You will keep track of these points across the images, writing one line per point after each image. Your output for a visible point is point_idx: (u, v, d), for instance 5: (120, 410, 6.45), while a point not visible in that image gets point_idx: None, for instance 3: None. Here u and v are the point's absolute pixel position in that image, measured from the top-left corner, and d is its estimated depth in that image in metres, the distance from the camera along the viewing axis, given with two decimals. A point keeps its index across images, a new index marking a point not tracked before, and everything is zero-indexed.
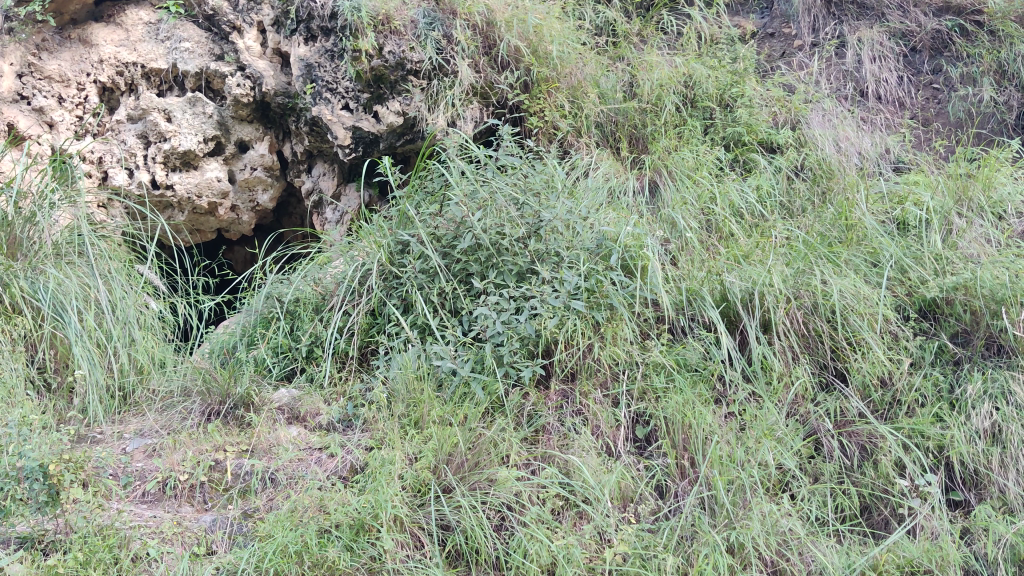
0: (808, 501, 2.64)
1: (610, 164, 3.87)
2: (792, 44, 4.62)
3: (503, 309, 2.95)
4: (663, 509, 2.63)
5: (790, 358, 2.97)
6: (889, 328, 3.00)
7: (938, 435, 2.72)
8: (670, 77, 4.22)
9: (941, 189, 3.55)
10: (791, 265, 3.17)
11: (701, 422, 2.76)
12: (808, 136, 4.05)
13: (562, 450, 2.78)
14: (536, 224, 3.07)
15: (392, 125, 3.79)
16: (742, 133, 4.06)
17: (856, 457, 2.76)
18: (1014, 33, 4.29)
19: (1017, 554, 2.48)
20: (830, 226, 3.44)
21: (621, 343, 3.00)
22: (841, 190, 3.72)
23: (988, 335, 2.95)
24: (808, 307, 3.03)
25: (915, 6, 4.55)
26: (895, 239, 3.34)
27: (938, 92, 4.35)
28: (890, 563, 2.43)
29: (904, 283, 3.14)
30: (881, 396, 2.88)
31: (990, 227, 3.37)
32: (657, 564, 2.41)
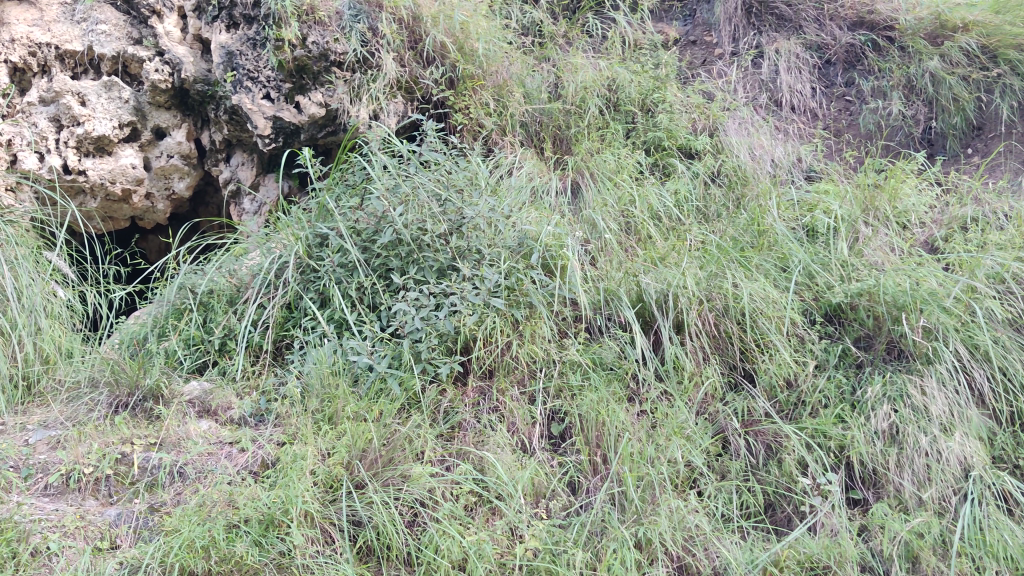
0: (714, 498, 2.71)
1: (533, 163, 3.90)
2: (712, 53, 4.76)
3: (422, 305, 2.94)
4: (575, 505, 2.66)
5: (701, 358, 3.05)
6: (796, 331, 3.09)
7: (840, 436, 2.79)
8: (594, 80, 4.29)
9: (848, 198, 3.65)
10: (704, 268, 3.24)
11: (614, 420, 2.82)
12: (725, 143, 4.14)
13: (477, 446, 2.79)
14: (458, 221, 3.10)
15: (313, 116, 3.75)
16: (662, 137, 4.13)
17: (761, 456, 2.85)
18: (922, 50, 4.41)
19: (910, 551, 2.54)
20: (743, 231, 3.54)
21: (539, 340, 3.02)
22: (755, 197, 3.82)
23: (889, 340, 3.03)
24: (720, 309, 3.10)
25: (831, 20, 4.68)
26: (803, 245, 3.44)
27: (850, 104, 4.49)
28: (790, 559, 2.49)
29: (811, 288, 3.23)
30: (786, 397, 2.97)
31: (894, 236, 3.49)
32: (566, 559, 2.43)
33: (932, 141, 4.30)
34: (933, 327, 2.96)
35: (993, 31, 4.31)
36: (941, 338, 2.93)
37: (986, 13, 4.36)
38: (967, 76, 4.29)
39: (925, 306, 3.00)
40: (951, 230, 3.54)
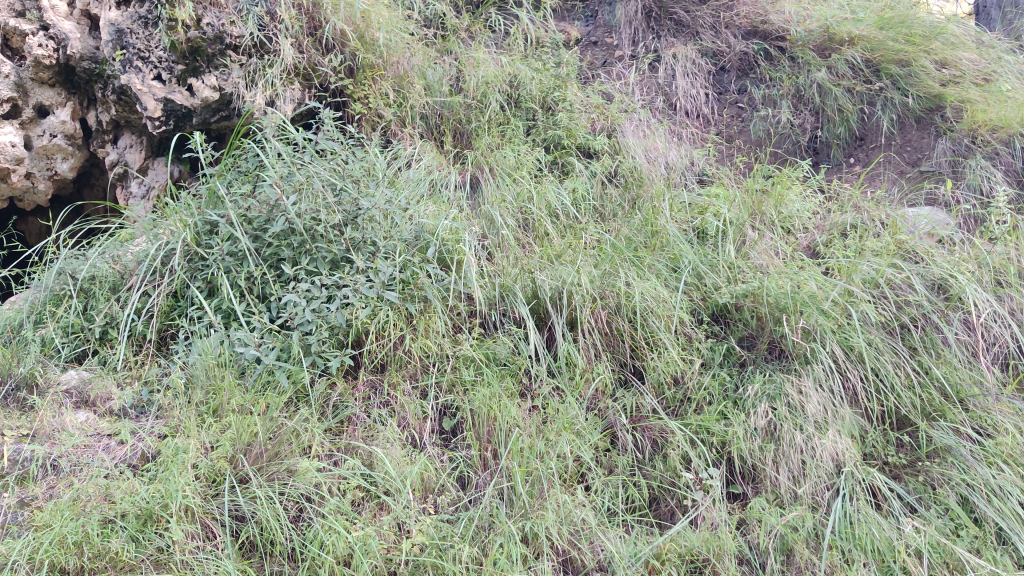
0: (601, 493, 2.75)
1: (432, 156, 3.88)
2: (612, 55, 4.84)
3: (313, 297, 2.89)
4: (463, 500, 2.65)
5: (592, 354, 3.09)
6: (684, 329, 3.16)
7: (722, 432, 2.88)
8: (496, 75, 4.29)
9: (737, 203, 3.76)
10: (599, 266, 3.30)
11: (506, 415, 2.82)
12: (622, 144, 4.21)
13: (366, 441, 2.75)
14: (354, 212, 3.06)
15: (206, 100, 3.64)
16: (562, 136, 4.17)
17: (647, 451, 2.91)
18: (811, 61, 4.57)
19: (785, 544, 2.61)
20: (637, 231, 3.61)
21: (432, 335, 3.00)
22: (649, 198, 3.89)
23: (770, 339, 3.14)
24: (612, 307, 3.15)
25: (726, 28, 4.83)
26: (694, 246, 3.51)
27: (742, 111, 4.62)
28: (671, 552, 2.55)
29: (700, 288, 3.31)
30: (673, 394, 3.04)
31: (778, 241, 3.59)
32: (453, 554, 2.42)
33: (818, 150, 4.45)
34: (812, 329, 3.07)
35: (877, 46, 4.50)
36: (818, 339, 3.04)
37: (871, 27, 4.53)
38: (851, 88, 4.45)
39: (805, 309, 3.11)
40: (832, 236, 3.66)
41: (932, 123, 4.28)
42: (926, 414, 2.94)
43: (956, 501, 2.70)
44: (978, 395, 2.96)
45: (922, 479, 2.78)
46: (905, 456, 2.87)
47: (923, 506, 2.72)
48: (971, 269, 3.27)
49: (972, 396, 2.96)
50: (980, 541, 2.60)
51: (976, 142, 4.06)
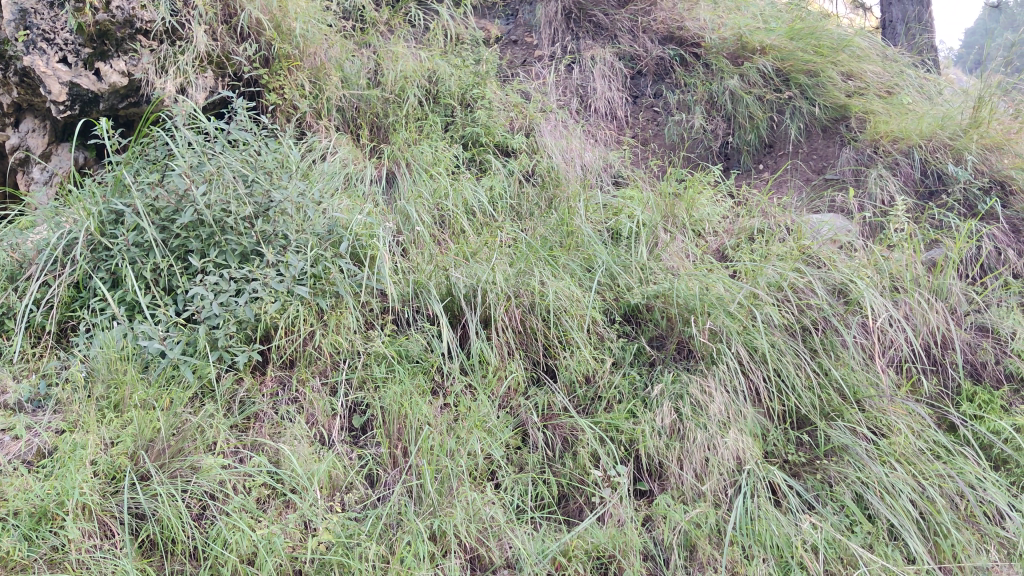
0: (510, 490, 2.76)
1: (348, 150, 3.84)
2: (532, 54, 4.85)
3: (221, 290, 2.83)
4: (371, 497, 2.64)
5: (505, 353, 3.09)
6: (596, 329, 3.20)
7: (630, 430, 2.92)
8: (414, 70, 4.27)
9: (651, 205, 3.83)
10: (514, 264, 3.31)
11: (417, 412, 2.80)
12: (540, 143, 4.23)
13: (273, 438, 2.71)
14: (265, 204, 3.02)
15: (114, 86, 3.52)
16: (479, 133, 4.16)
17: (558, 449, 2.93)
18: (725, 69, 4.67)
19: (688, 540, 2.65)
20: (552, 231, 3.64)
21: (344, 331, 2.97)
22: (565, 198, 3.92)
23: (679, 340, 3.21)
24: (526, 306, 3.17)
25: (643, 32, 4.93)
26: (608, 247, 3.56)
27: (657, 115, 4.71)
28: (578, 549, 2.56)
29: (613, 288, 3.36)
30: (584, 392, 3.07)
31: (689, 243, 3.66)
32: (359, 552, 2.39)
33: (729, 155, 4.56)
34: (718, 330, 3.14)
35: (787, 56, 4.62)
36: (724, 340, 3.11)
37: (781, 38, 4.64)
38: (762, 96, 4.55)
39: (712, 310, 3.18)
40: (739, 239, 3.76)
41: (837, 133, 4.43)
42: (824, 413, 3.03)
43: (852, 498, 2.77)
44: (873, 395, 3.05)
45: (820, 476, 2.86)
46: (804, 454, 2.94)
47: (820, 503, 2.78)
48: (870, 275, 3.39)
49: (868, 396, 3.04)
50: (873, 537, 2.67)
51: (877, 152, 4.17)
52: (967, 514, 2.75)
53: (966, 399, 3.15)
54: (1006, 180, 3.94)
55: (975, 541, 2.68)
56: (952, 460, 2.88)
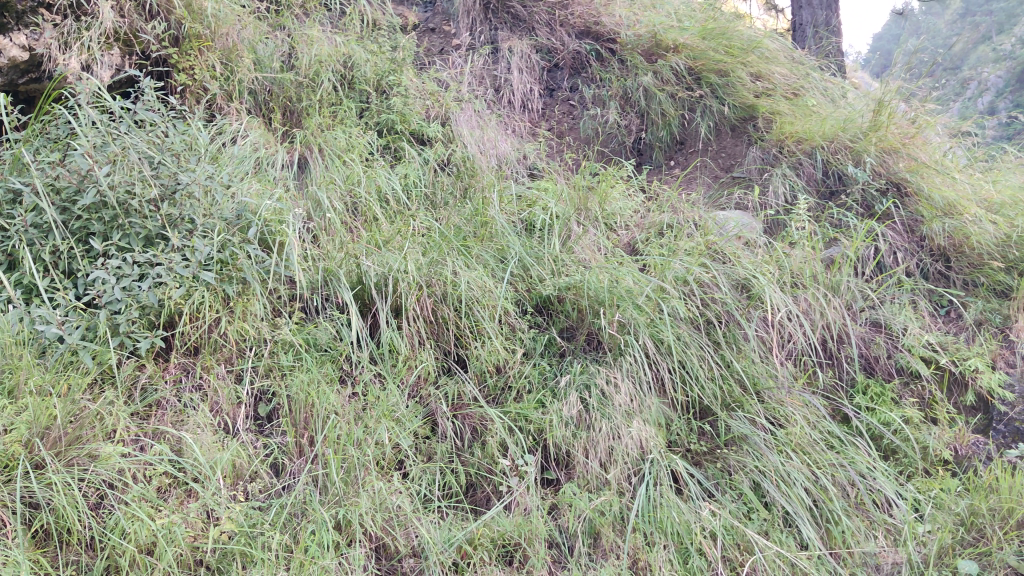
0: (418, 480, 2.75)
1: (259, 133, 3.77)
2: (449, 43, 4.85)
3: (123, 275, 2.73)
4: (275, 487, 2.61)
5: (416, 342, 3.07)
6: (508, 319, 3.22)
7: (539, 420, 2.94)
8: (329, 55, 4.22)
9: (564, 197, 3.86)
10: (426, 254, 3.29)
11: (324, 401, 2.78)
12: (456, 132, 4.22)
13: (175, 426, 2.66)
14: (172, 187, 2.95)
15: (14, 60, 3.33)
16: (395, 121, 4.14)
17: (467, 439, 2.93)
18: (639, 65, 4.75)
19: (593, 528, 2.70)
20: (467, 221, 3.63)
21: (250, 318, 2.92)
22: (480, 188, 3.92)
23: (589, 331, 3.26)
24: (438, 296, 3.14)
25: (561, 26, 4.96)
26: (521, 238, 3.58)
27: (573, 108, 4.76)
28: (484, 537, 2.58)
29: (525, 279, 3.38)
30: (494, 382, 3.08)
31: (600, 237, 3.71)
32: (262, 542, 2.38)
33: (641, 151, 4.64)
34: (626, 322, 3.19)
35: (699, 55, 4.71)
36: (632, 332, 3.16)
37: (694, 37, 4.73)
38: (674, 94, 4.65)
39: (621, 302, 3.23)
40: (649, 234, 3.82)
41: (745, 132, 4.55)
42: (725, 404, 3.11)
43: (750, 486, 2.86)
44: (772, 387, 3.15)
45: (720, 465, 2.93)
46: (705, 444, 3.02)
47: (720, 491, 2.86)
48: (773, 271, 3.48)
49: (767, 388, 3.14)
50: (768, 524, 2.75)
51: (782, 152, 4.29)
52: (857, 502, 2.85)
53: (859, 391, 3.30)
54: (901, 182, 4.07)
55: (863, 527, 2.76)
56: (844, 451, 2.99)
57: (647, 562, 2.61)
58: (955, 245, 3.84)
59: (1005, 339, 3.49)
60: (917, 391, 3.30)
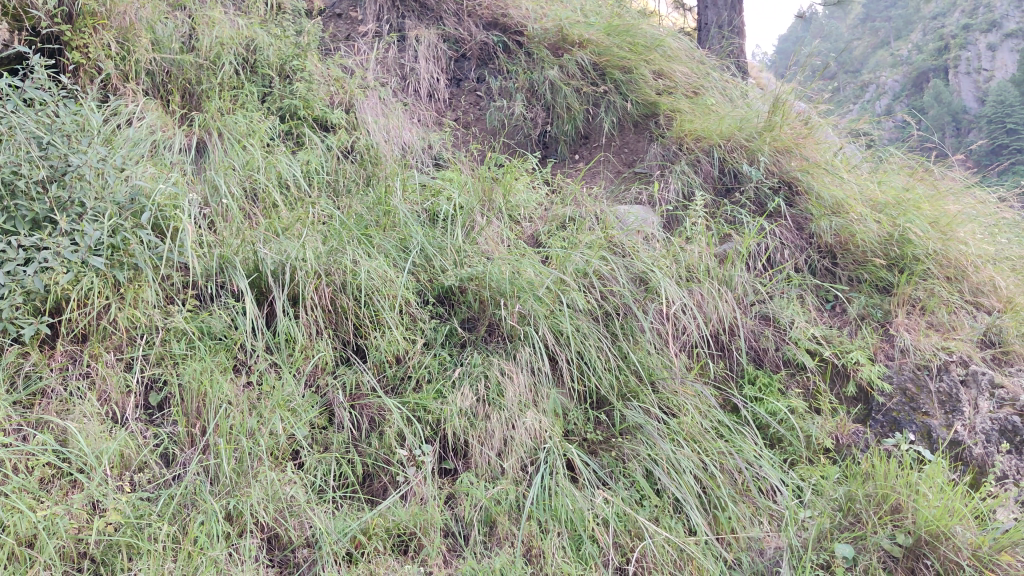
0: (313, 470, 2.72)
1: (156, 115, 3.67)
2: (355, 29, 4.80)
3: (7, 258, 2.63)
4: (164, 477, 2.54)
5: (313, 331, 3.04)
6: (409, 309, 3.22)
7: (438, 410, 2.92)
8: (231, 37, 4.13)
9: (469, 188, 3.87)
10: (326, 242, 3.26)
11: (217, 391, 2.74)
12: (360, 120, 4.19)
13: (60, 415, 2.57)
14: (61, 168, 2.87)
15: None
16: (298, 106, 4.08)
17: (364, 429, 2.91)
18: (545, 59, 4.79)
19: (488, 516, 2.72)
20: (369, 209, 3.61)
21: (141, 306, 2.85)
22: (384, 176, 3.90)
23: (490, 321, 3.27)
24: (337, 285, 3.12)
25: (468, 16, 5.00)
26: (424, 228, 3.57)
27: (480, 99, 4.78)
28: (378, 527, 2.58)
29: (427, 270, 3.38)
30: (393, 372, 3.06)
31: (504, 228, 3.72)
32: (149, 533, 2.33)
33: (546, 144, 4.69)
34: (527, 313, 3.22)
35: (604, 51, 4.79)
36: (532, 323, 3.20)
37: (599, 33, 4.82)
38: (579, 88, 4.71)
39: (521, 294, 3.26)
40: (552, 226, 3.86)
41: (647, 129, 4.65)
42: (621, 394, 3.18)
43: (643, 474, 2.93)
44: (666, 377, 3.23)
45: (615, 454, 2.99)
46: (601, 433, 3.07)
47: (613, 479, 2.92)
48: (668, 265, 3.58)
49: (662, 378, 3.22)
50: (659, 510, 2.82)
51: (681, 149, 4.39)
52: (743, 488, 2.95)
53: (748, 381, 3.40)
54: (793, 181, 4.22)
55: (749, 513, 2.87)
56: (733, 440, 3.10)
57: (541, 549, 2.63)
58: (841, 243, 3.98)
59: (885, 332, 3.59)
60: (802, 381, 3.42)
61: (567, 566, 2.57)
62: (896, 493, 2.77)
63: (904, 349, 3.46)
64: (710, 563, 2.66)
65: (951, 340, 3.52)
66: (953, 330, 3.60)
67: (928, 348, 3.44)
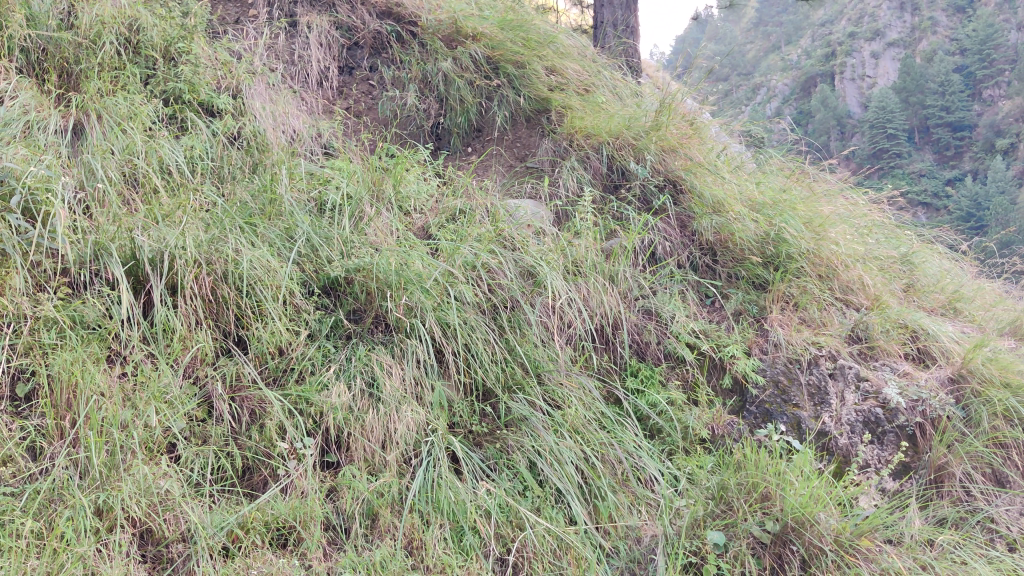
0: (190, 463, 2.66)
1: (30, 95, 3.51)
2: (246, 13, 4.68)
3: None
4: (30, 471, 2.42)
5: (192, 322, 2.95)
6: (293, 300, 3.17)
7: (321, 402, 2.88)
8: (113, 16, 3.98)
9: (358, 178, 3.83)
10: (208, 230, 3.18)
11: (88, 381, 2.63)
12: (247, 106, 4.08)
13: None
14: None
15: None
16: (182, 90, 3.96)
17: (245, 422, 2.85)
18: (439, 50, 4.79)
19: (371, 509, 2.70)
20: (254, 196, 3.54)
21: (9, 293, 2.70)
22: (270, 164, 3.82)
23: (376, 313, 3.24)
24: (218, 274, 3.04)
25: (362, 4, 4.95)
26: (311, 217, 3.52)
27: (373, 88, 4.75)
28: (257, 521, 2.54)
29: (313, 260, 3.34)
30: (275, 364, 3.02)
31: (393, 220, 3.70)
32: (12, 529, 2.24)
33: (439, 136, 4.70)
34: (413, 305, 3.22)
35: (497, 45, 4.81)
36: (418, 315, 3.20)
37: (493, 27, 4.85)
38: (472, 81, 4.73)
39: (409, 286, 3.25)
40: (442, 218, 3.86)
41: (539, 124, 4.69)
42: (507, 387, 3.21)
43: (526, 466, 2.95)
44: (552, 369, 3.28)
45: (499, 445, 3.01)
46: (487, 425, 3.09)
47: (497, 471, 2.94)
48: (556, 259, 3.63)
49: (547, 370, 3.27)
50: (541, 501, 2.86)
51: (572, 145, 4.45)
52: (623, 478, 3.03)
53: (630, 373, 3.50)
54: (677, 180, 4.33)
55: (627, 502, 2.93)
56: (614, 431, 3.17)
57: (422, 541, 2.64)
58: (721, 241, 4.10)
59: (760, 327, 3.72)
60: (682, 373, 3.52)
61: (447, 558, 2.59)
62: (765, 482, 2.88)
63: (777, 343, 3.59)
64: (588, 552, 2.71)
65: (821, 335, 3.67)
66: (823, 325, 3.76)
67: (799, 343, 3.57)
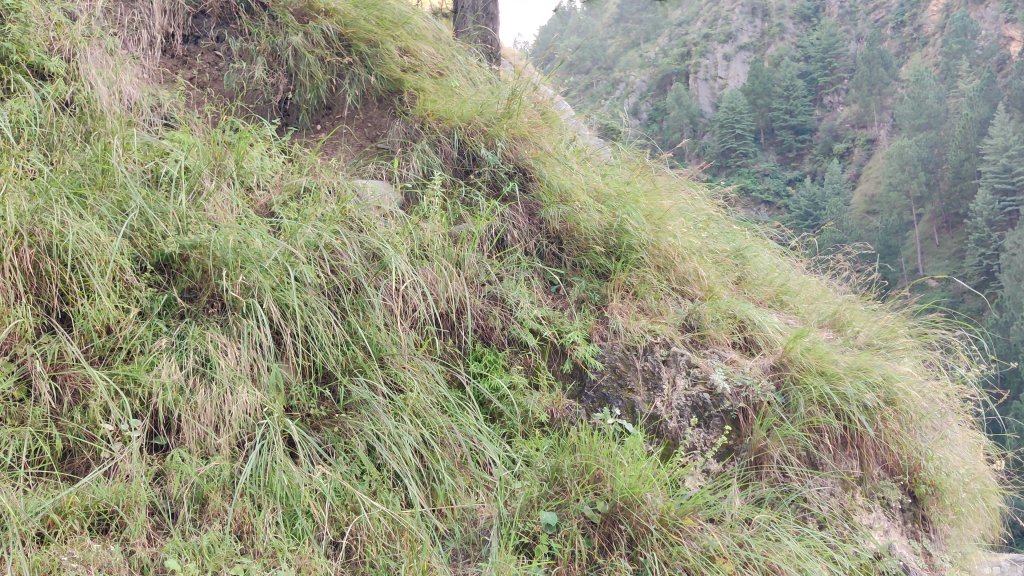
0: (4, 445, 2.51)
1: None
2: None
3: None
4: None
5: (10, 297, 2.77)
6: (123, 276, 3.03)
7: (149, 383, 2.78)
8: None
9: (197, 150, 3.68)
10: (32, 200, 3.02)
11: None
12: (82, 70, 3.85)
13: None
14: None
15: None
16: (9, 49, 3.71)
17: (66, 402, 2.71)
18: (290, 24, 4.67)
19: (200, 493, 2.63)
20: (85, 166, 3.36)
21: None
22: (104, 133, 3.62)
23: (212, 292, 3.14)
24: (42, 247, 2.91)
25: None
26: (145, 190, 3.38)
27: (219, 59, 4.60)
28: (76, 505, 2.44)
29: (146, 236, 3.19)
30: (102, 342, 2.87)
31: (234, 195, 3.59)
32: None
33: (287, 112, 4.59)
34: (251, 285, 3.13)
35: (350, 23, 4.77)
36: (256, 295, 3.13)
37: (346, 4, 4.82)
38: (323, 57, 4.66)
39: (246, 265, 3.16)
40: (287, 197, 3.79)
41: (390, 104, 4.69)
42: (347, 369, 3.18)
43: (365, 449, 2.93)
44: (395, 353, 3.27)
45: (337, 429, 2.97)
46: (325, 409, 3.05)
47: (334, 454, 2.91)
48: (402, 242, 3.62)
49: (390, 354, 3.26)
50: (377, 484, 2.84)
51: (423, 128, 4.45)
52: (461, 461, 3.06)
53: (474, 358, 3.53)
54: (527, 168, 4.39)
55: (465, 485, 2.99)
56: (454, 415, 3.19)
57: (252, 526, 2.59)
58: (567, 229, 4.20)
59: (600, 315, 3.84)
60: (524, 359, 3.60)
61: (278, 543, 2.55)
62: (598, 464, 2.98)
63: (616, 330, 3.72)
64: (422, 535, 2.74)
65: (657, 323, 3.81)
66: (659, 314, 3.90)
67: (637, 330, 3.71)
